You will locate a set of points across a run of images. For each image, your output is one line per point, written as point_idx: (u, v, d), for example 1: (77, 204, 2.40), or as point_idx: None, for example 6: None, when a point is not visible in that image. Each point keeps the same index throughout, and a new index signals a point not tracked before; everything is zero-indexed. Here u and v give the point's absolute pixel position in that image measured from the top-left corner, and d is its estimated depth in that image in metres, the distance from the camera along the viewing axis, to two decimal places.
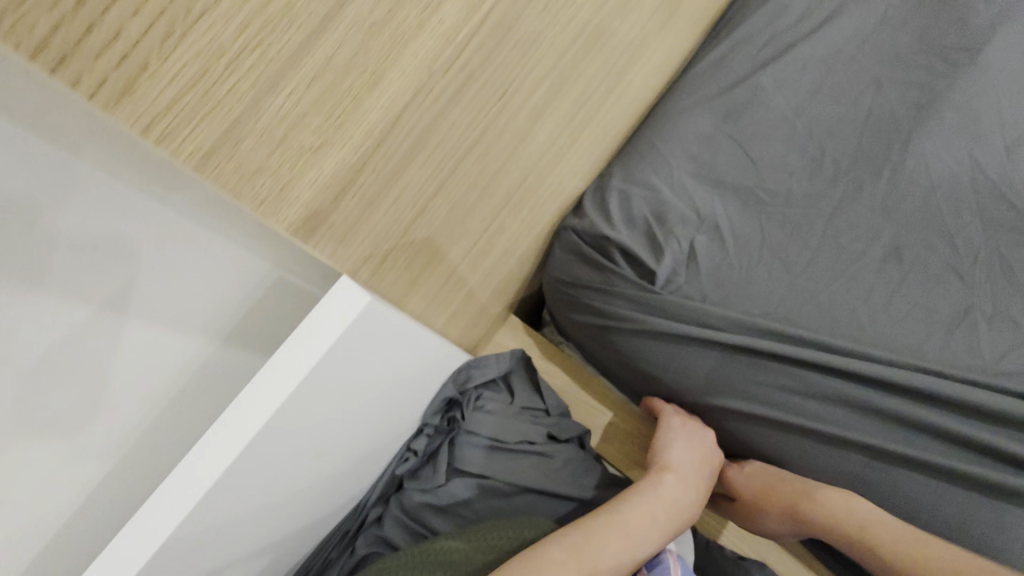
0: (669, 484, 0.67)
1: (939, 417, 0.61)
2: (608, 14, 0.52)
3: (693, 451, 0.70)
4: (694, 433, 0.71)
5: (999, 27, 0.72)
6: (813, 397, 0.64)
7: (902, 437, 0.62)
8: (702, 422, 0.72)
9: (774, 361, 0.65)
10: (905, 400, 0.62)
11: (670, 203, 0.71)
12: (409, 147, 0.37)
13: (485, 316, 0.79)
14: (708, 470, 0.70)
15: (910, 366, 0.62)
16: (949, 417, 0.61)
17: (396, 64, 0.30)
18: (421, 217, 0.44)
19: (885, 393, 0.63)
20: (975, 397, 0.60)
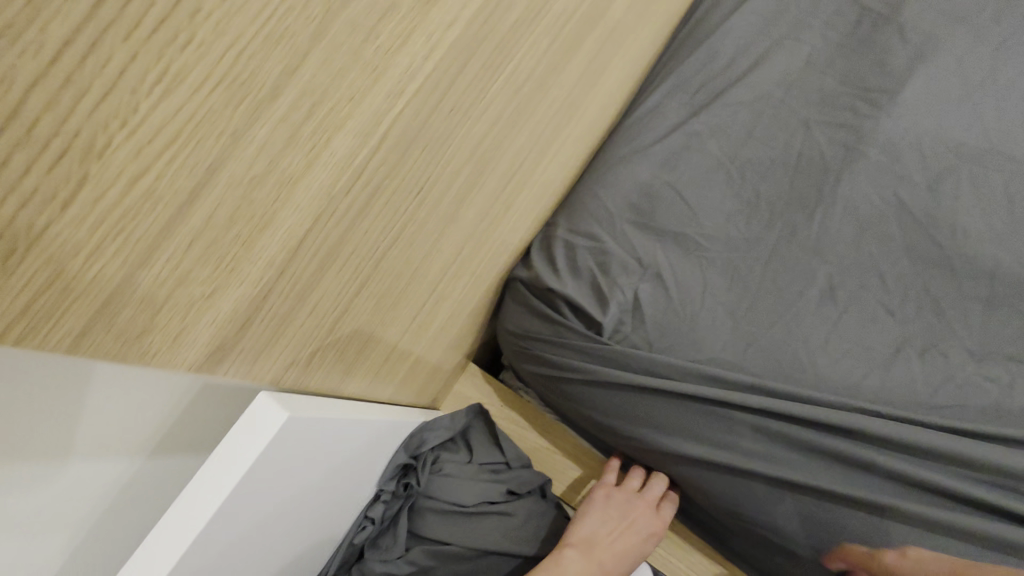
0: (571, 558, 0.66)
1: (889, 458, 0.60)
2: (529, 93, 0.52)
3: (600, 524, 0.70)
4: (607, 509, 0.70)
5: (916, 67, 0.73)
6: (762, 442, 0.64)
7: (854, 479, 0.61)
8: (618, 497, 0.71)
9: (722, 409, 0.64)
10: (856, 441, 0.61)
11: (613, 252, 0.71)
12: (320, 261, 0.37)
13: (441, 373, 0.78)
14: (619, 547, 0.68)
15: (850, 407, 0.62)
16: (900, 458, 0.60)
17: (289, 202, 0.31)
18: (346, 314, 0.44)
19: (834, 436, 0.62)
20: (920, 438, 0.60)
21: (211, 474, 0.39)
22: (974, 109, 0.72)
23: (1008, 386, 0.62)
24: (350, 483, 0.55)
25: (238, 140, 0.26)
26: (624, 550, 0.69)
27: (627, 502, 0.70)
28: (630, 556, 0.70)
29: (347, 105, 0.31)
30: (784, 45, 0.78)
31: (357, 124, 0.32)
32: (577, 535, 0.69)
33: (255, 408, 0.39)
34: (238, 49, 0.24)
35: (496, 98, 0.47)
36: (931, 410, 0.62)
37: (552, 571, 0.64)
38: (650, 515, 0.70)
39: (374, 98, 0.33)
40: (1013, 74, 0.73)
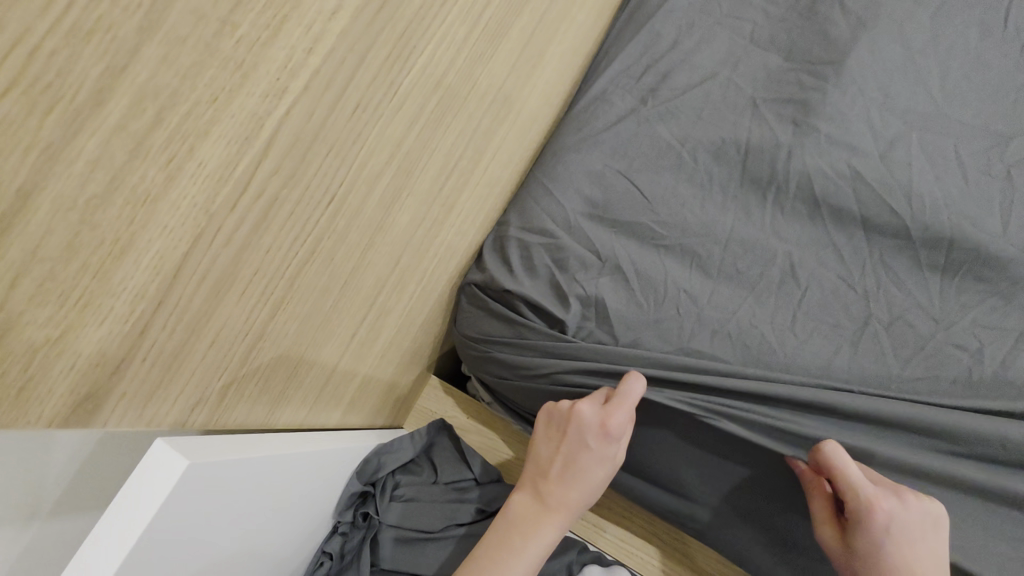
0: (521, 502, 0.61)
1: (866, 436, 0.59)
2: (451, 87, 0.48)
3: (545, 446, 0.63)
4: (551, 430, 0.63)
5: (859, 34, 0.71)
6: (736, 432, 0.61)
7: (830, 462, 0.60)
8: (560, 413, 0.63)
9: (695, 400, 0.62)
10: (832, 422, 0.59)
11: (569, 247, 0.68)
12: (211, 286, 0.33)
13: (400, 390, 0.74)
14: (574, 466, 0.61)
15: (823, 387, 0.60)
16: (878, 437, 0.59)
17: (150, 223, 0.27)
18: (263, 338, 0.40)
19: (810, 419, 0.60)
20: (895, 416, 0.58)
21: (105, 536, 0.34)
22: (920, 74, 0.70)
23: (977, 353, 0.60)
24: (291, 519, 0.51)
25: (56, 155, 0.22)
26: (574, 467, 0.60)
27: (565, 412, 0.62)
28: (589, 467, 0.60)
29: (209, 107, 0.27)
30: (725, 24, 0.76)
31: (229, 129, 0.29)
32: (532, 469, 0.64)
33: (154, 454, 0.35)
34: (31, 46, 0.21)
35: (411, 93, 0.43)
36: (903, 383, 0.60)
37: (502, 520, 0.60)
38: (585, 415, 0.59)
39: (247, 97, 0.29)
40: (955, 36, 0.71)
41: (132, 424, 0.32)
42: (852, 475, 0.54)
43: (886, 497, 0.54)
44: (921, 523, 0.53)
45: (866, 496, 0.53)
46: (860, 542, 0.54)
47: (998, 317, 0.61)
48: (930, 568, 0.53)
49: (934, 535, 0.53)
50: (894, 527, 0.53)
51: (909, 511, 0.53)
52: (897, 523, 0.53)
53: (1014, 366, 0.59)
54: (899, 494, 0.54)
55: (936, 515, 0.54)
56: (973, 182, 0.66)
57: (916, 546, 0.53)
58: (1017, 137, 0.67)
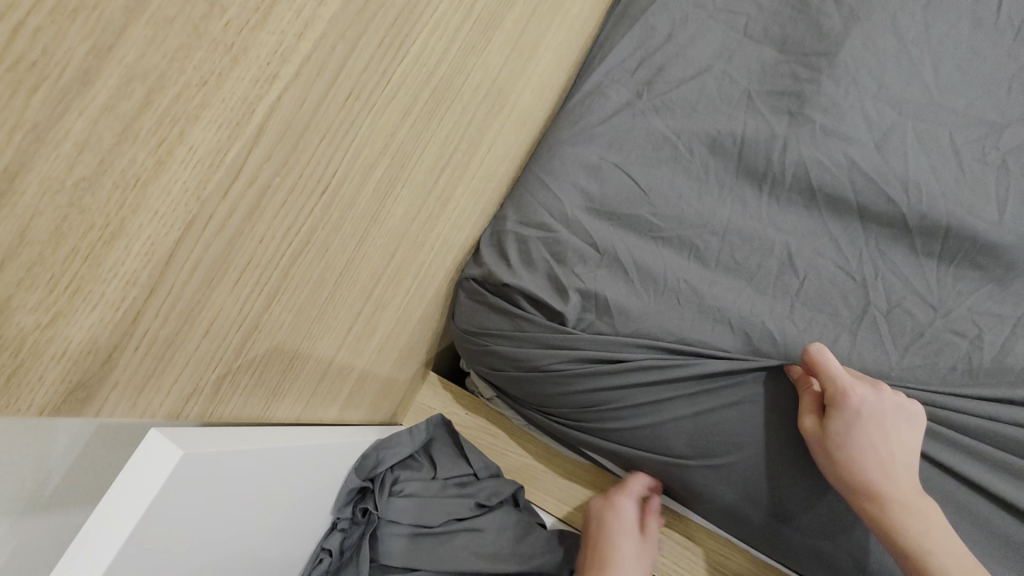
0: None
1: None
2: (443, 79, 0.48)
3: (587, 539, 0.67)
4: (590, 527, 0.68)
5: (852, 25, 0.71)
6: (737, 423, 0.60)
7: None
8: (597, 511, 0.69)
9: (695, 389, 0.62)
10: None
11: (566, 240, 0.67)
12: (204, 274, 0.32)
13: (397, 386, 0.73)
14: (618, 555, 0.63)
15: None
16: None
17: (141, 208, 0.27)
18: (259, 328, 0.40)
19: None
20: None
21: (102, 528, 0.34)
22: (913, 64, 0.70)
23: (976, 340, 0.60)
24: (288, 514, 0.50)
25: (43, 136, 0.22)
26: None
27: (600, 508, 0.68)
28: (634, 559, 0.64)
29: (198, 91, 0.27)
30: (718, 18, 0.76)
31: (220, 113, 0.28)
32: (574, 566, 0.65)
33: (148, 446, 0.35)
34: (16, 23, 0.20)
35: (403, 84, 0.43)
36: (902, 371, 0.60)
37: None
38: (622, 506, 0.66)
39: (237, 81, 0.29)
40: (947, 26, 0.71)
41: (124, 415, 0.32)
42: (836, 366, 0.55)
43: (862, 387, 0.55)
44: (895, 414, 0.54)
45: (846, 382, 0.54)
46: (840, 427, 0.54)
47: (996, 304, 0.61)
48: (898, 455, 0.54)
49: (906, 425, 0.54)
50: (870, 414, 0.54)
51: (884, 402, 0.54)
52: (874, 412, 0.54)
53: (1013, 352, 0.59)
54: (876, 388, 0.55)
55: (910, 408, 0.55)
56: (968, 170, 0.66)
57: (889, 435, 0.54)
58: (1012, 125, 0.67)
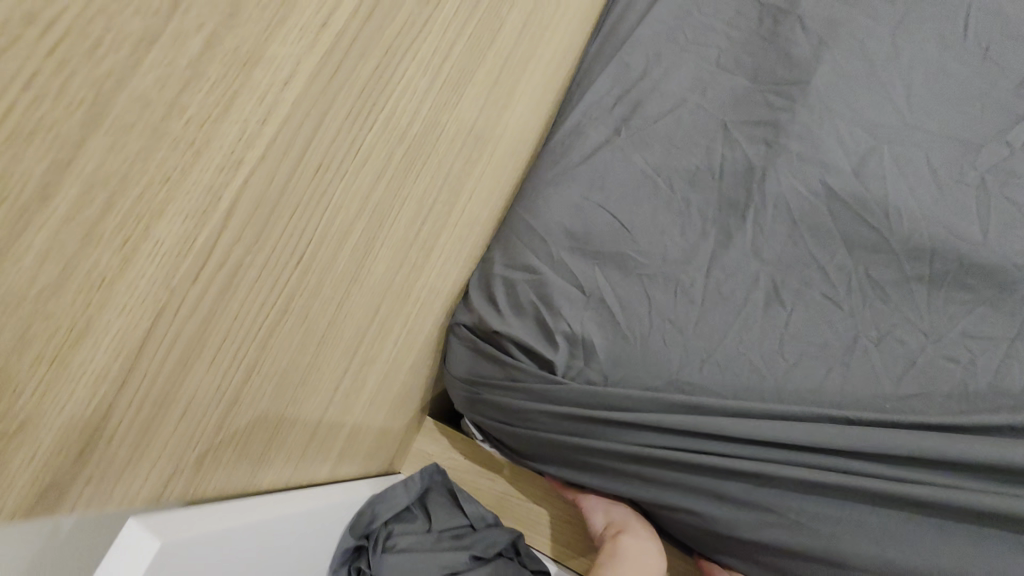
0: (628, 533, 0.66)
1: (868, 471, 0.55)
2: (418, 137, 0.49)
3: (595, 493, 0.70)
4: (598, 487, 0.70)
5: (822, 53, 0.72)
6: (731, 475, 0.59)
7: (834, 504, 0.56)
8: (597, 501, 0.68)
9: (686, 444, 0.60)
10: (835, 458, 0.56)
11: (552, 283, 0.67)
12: (178, 358, 0.33)
13: (392, 435, 0.73)
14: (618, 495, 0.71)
15: (822, 417, 0.58)
16: (893, 471, 0.55)
17: (108, 304, 0.27)
18: (239, 401, 0.40)
19: (811, 455, 0.57)
20: (893, 445, 0.55)
21: None
22: (886, 87, 0.70)
23: (970, 366, 0.59)
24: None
25: (4, 253, 0.22)
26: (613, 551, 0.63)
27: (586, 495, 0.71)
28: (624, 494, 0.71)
29: (162, 187, 0.27)
30: (690, 52, 0.78)
31: (186, 205, 0.29)
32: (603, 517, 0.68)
33: (126, 536, 0.35)
34: None
35: (375, 147, 0.44)
36: (900, 402, 0.58)
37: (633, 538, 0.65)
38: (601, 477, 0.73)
39: (201, 173, 0.29)
40: (917, 48, 0.72)
41: (103, 505, 0.32)
42: None
43: None
44: None
45: None
46: None
47: (986, 326, 0.60)
48: None
49: None
50: None
51: None
52: None
53: (1011, 376, 0.58)
54: None
55: None
56: (948, 191, 0.66)
57: None
58: (988, 145, 0.67)
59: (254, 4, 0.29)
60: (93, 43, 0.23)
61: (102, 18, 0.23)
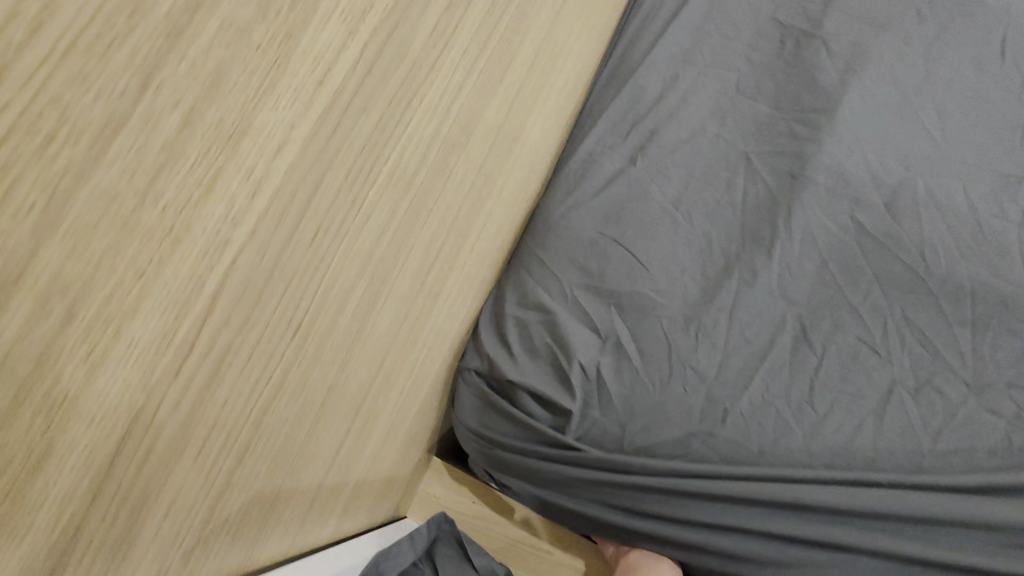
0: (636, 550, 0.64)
1: (891, 541, 0.53)
2: (425, 184, 0.46)
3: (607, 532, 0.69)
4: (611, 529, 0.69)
5: (849, 79, 0.68)
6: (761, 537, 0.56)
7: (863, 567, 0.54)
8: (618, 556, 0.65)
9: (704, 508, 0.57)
10: (871, 523, 0.54)
11: (567, 325, 0.63)
12: (158, 459, 0.29)
13: (397, 482, 0.69)
14: None
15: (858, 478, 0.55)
16: (930, 535, 0.53)
17: (73, 419, 0.24)
18: (229, 487, 0.36)
19: (847, 519, 0.54)
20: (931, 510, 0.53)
21: None
22: (917, 116, 0.67)
23: (1015, 419, 0.55)
24: None
25: None
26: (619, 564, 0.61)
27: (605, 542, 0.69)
28: None
29: (134, 284, 0.24)
30: (709, 74, 0.73)
31: (163, 297, 0.26)
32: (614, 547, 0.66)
33: None
34: None
35: (379, 202, 0.40)
36: (937, 458, 0.55)
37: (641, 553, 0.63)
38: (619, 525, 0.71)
39: (181, 260, 0.26)
40: (950, 74, 0.68)
41: None
42: None
43: None
44: None
45: None
46: None
47: None
48: None
49: None
50: None
51: None
52: None
53: None
54: None
55: None
56: (988, 228, 0.62)
57: None
58: None
59: (239, 72, 0.26)
60: (45, 139, 0.20)
61: (56, 111, 0.20)
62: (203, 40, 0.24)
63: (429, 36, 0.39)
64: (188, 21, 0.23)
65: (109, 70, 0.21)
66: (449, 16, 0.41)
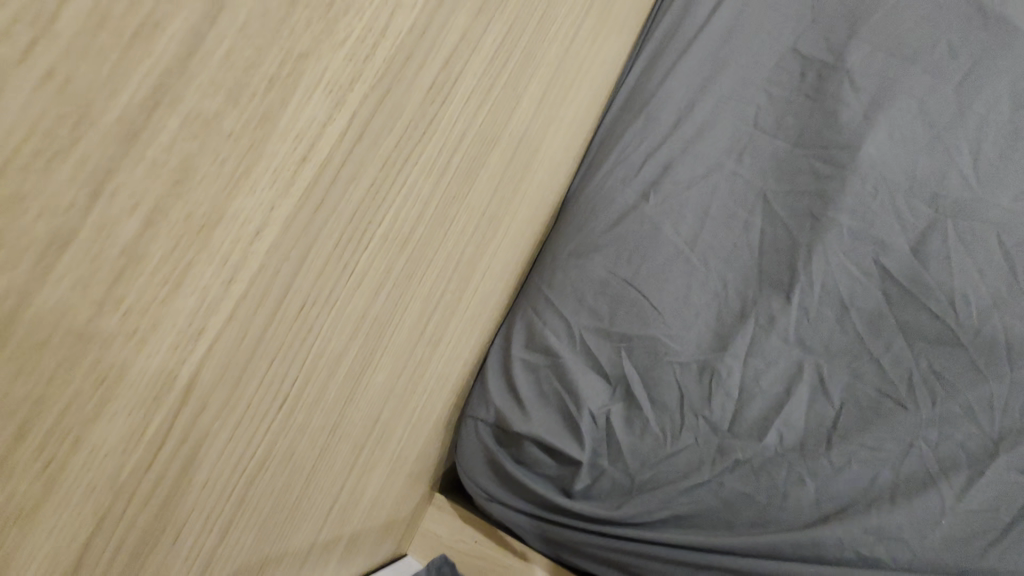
0: None
1: None
2: (423, 236, 0.44)
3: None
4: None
5: (875, 114, 0.65)
6: None
7: None
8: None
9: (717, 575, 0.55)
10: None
11: (575, 371, 0.60)
12: (129, 553, 0.28)
13: (397, 527, 0.65)
14: None
15: (887, 545, 0.51)
16: None
17: (30, 533, 0.23)
18: (210, 567, 0.34)
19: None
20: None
21: None
22: (948, 153, 0.63)
23: None
24: None
25: None
26: None
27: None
28: None
29: (94, 390, 0.23)
30: (726, 107, 0.69)
31: (128, 399, 0.25)
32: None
33: None
34: None
35: (373, 263, 0.39)
36: (958, 518, 0.52)
37: None
38: None
39: (149, 358, 0.25)
40: (983, 109, 0.64)
41: None
42: None
43: None
44: None
45: None
46: None
47: None
48: None
49: None
50: None
51: None
52: None
53: None
54: None
55: None
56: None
57: None
58: None
59: (209, 164, 0.25)
60: None
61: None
62: (163, 138, 0.23)
63: (425, 94, 0.38)
64: (144, 122, 0.22)
65: (51, 185, 0.20)
66: (447, 71, 0.40)
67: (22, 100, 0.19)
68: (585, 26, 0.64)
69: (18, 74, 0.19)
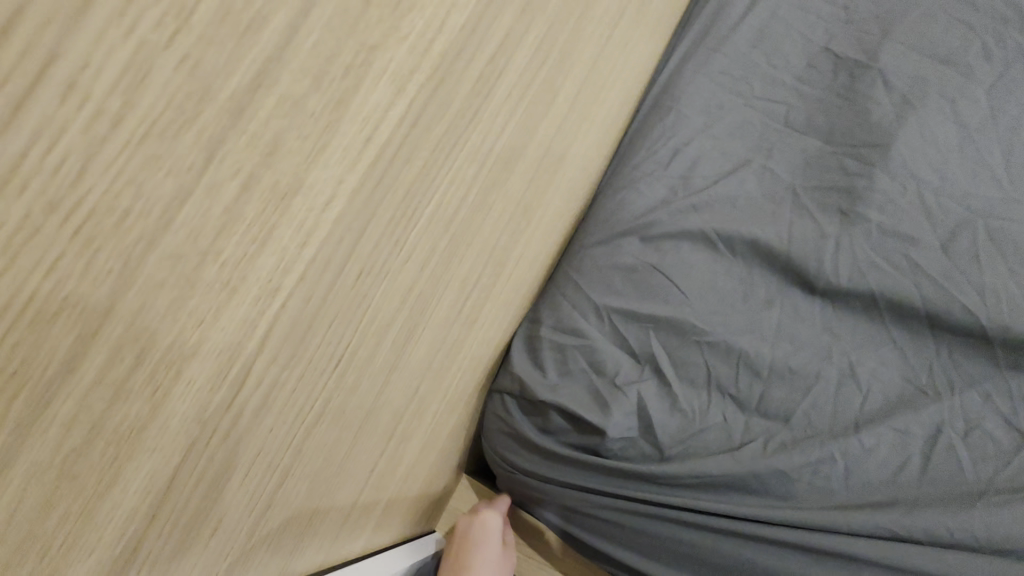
0: None
1: None
2: (464, 219, 0.47)
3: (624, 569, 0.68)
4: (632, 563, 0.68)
5: (906, 113, 0.66)
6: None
7: None
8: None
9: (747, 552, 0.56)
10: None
11: (603, 351, 0.62)
12: (210, 484, 0.32)
13: (428, 502, 0.67)
14: None
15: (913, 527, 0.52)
16: None
17: (137, 451, 0.27)
18: (271, 506, 0.38)
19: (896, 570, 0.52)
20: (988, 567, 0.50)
21: None
22: (979, 153, 0.64)
23: None
24: None
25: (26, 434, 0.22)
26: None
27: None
28: None
29: (194, 331, 0.27)
30: (756, 105, 0.71)
31: (219, 342, 0.29)
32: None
33: None
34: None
35: (420, 241, 0.42)
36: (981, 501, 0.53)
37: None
38: None
39: (235, 309, 0.29)
40: (1015, 111, 0.65)
41: None
42: None
43: None
44: None
45: None
46: None
47: None
48: None
49: None
50: None
51: None
52: None
53: None
54: None
55: None
56: None
57: None
58: None
59: (293, 139, 0.29)
60: (121, 214, 0.23)
61: (133, 190, 0.23)
62: (261, 115, 0.27)
63: (471, 87, 0.41)
64: (248, 101, 0.27)
65: (176, 149, 0.25)
66: (492, 66, 0.43)
67: (160, 79, 0.23)
68: (620, 27, 0.67)
69: (159, 59, 0.23)
